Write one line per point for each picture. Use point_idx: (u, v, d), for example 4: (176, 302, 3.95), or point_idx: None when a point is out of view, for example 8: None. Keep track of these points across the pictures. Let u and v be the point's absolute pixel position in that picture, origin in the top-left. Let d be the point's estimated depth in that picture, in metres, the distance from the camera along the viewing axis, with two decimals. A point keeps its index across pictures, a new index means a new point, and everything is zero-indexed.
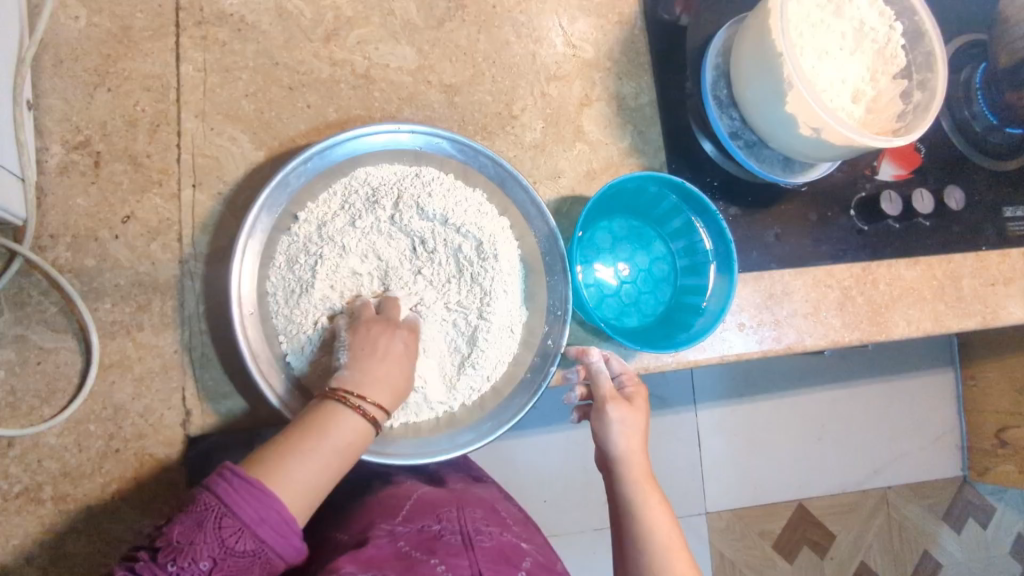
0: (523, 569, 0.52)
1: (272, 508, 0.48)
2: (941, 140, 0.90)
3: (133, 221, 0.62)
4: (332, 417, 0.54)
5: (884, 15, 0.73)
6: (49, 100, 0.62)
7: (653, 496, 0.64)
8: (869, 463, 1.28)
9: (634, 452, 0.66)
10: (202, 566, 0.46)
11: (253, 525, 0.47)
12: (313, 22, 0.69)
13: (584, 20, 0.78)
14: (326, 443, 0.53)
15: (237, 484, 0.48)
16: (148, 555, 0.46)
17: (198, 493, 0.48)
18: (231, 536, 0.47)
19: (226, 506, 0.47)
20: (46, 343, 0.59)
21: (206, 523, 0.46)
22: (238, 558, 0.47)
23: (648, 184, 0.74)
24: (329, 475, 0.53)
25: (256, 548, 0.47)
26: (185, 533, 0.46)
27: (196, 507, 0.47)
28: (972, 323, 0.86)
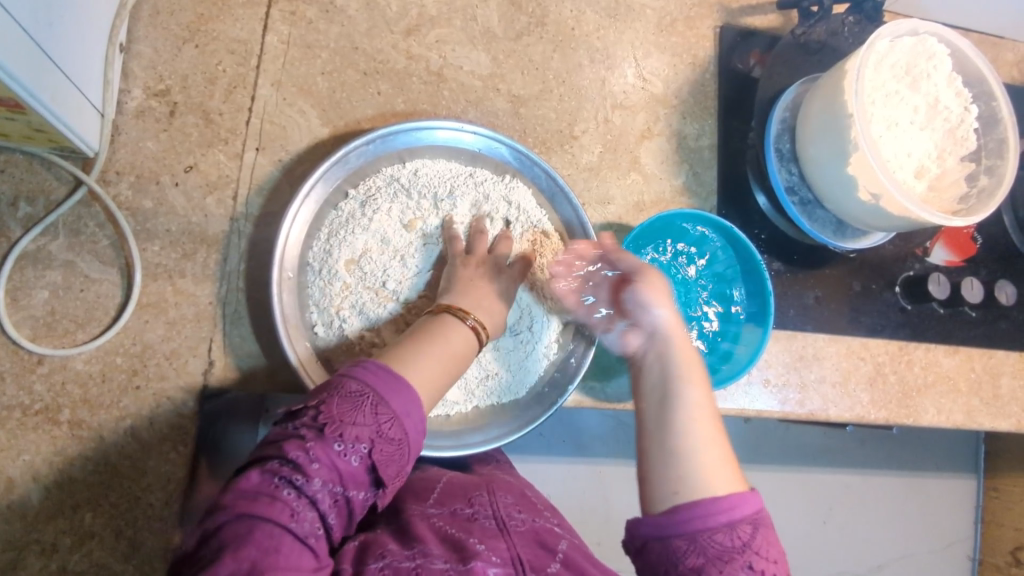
0: (560, 551, 0.54)
1: (415, 403, 0.52)
2: (1001, 235, 0.88)
3: (194, 172, 0.64)
4: (446, 326, 0.59)
5: (961, 97, 0.72)
6: (139, 46, 0.65)
7: (695, 371, 0.59)
8: (875, 554, 1.22)
9: (677, 330, 0.62)
10: (362, 448, 0.49)
11: (401, 416, 0.51)
12: (398, 15, 0.72)
13: (658, 57, 0.80)
14: (446, 345, 0.58)
15: (386, 376, 0.52)
16: (314, 435, 0.49)
17: (347, 381, 0.51)
18: (386, 422, 0.51)
19: (380, 394, 0.51)
20: (92, 273, 0.61)
21: (365, 406, 0.50)
22: (389, 444, 0.50)
23: (693, 225, 0.74)
24: (447, 378, 0.57)
25: (402, 437, 0.51)
26: (345, 414, 0.50)
27: (351, 393, 0.51)
28: (1003, 425, 0.84)
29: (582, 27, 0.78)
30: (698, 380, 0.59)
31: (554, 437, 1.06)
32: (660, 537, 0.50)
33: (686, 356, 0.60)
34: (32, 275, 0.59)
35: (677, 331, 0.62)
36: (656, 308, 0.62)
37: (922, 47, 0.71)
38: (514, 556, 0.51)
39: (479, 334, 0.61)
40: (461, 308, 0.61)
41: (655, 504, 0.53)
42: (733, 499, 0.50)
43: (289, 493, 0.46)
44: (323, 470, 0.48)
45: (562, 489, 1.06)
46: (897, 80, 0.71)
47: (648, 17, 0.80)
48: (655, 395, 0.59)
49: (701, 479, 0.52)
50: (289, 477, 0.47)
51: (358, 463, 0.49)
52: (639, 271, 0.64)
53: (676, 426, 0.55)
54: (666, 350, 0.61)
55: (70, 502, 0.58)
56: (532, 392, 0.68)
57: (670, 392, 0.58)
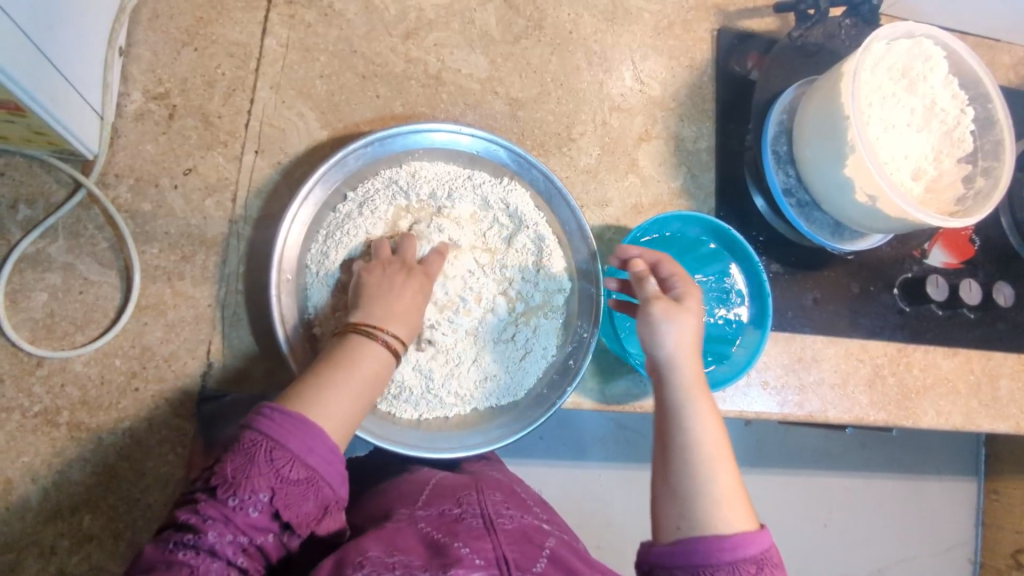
0: (547, 548, 0.54)
1: (318, 437, 0.48)
2: (999, 236, 0.88)
3: (193, 175, 0.64)
4: (355, 349, 0.55)
5: (957, 99, 0.73)
6: (139, 50, 0.65)
7: (701, 398, 0.58)
8: (875, 557, 1.22)
9: (689, 355, 0.59)
10: (260, 498, 0.46)
11: (302, 454, 0.47)
12: (396, 19, 0.72)
13: (655, 60, 0.80)
14: (355, 371, 0.54)
15: (280, 418, 0.48)
16: (206, 495, 0.46)
17: (243, 432, 0.48)
18: (283, 466, 0.47)
19: (274, 439, 0.47)
20: (91, 275, 0.61)
21: (258, 456, 0.47)
22: (293, 487, 0.47)
23: (692, 227, 0.75)
24: (362, 402, 0.54)
25: (309, 474, 0.47)
26: (239, 469, 0.46)
27: (244, 445, 0.47)
28: (1003, 427, 0.84)
29: (580, 30, 0.78)
30: (705, 404, 0.58)
31: (553, 441, 1.06)
32: (663, 567, 0.51)
33: (691, 381, 0.58)
34: (32, 278, 0.60)
35: (688, 356, 0.59)
36: (664, 332, 0.58)
37: (919, 50, 0.72)
38: (499, 557, 0.50)
39: (394, 349, 0.57)
40: (373, 324, 0.57)
41: (659, 534, 0.54)
42: (737, 539, 0.50)
43: (184, 555, 0.44)
44: (220, 526, 0.45)
45: (562, 492, 1.06)
46: (894, 82, 0.71)
47: (646, 21, 0.81)
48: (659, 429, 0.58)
49: (705, 518, 0.52)
50: (181, 540, 0.44)
51: (260, 512, 0.46)
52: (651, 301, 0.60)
53: (683, 463, 0.54)
54: (669, 375, 0.58)
55: (69, 504, 0.58)
56: (531, 394, 0.68)
57: (674, 425, 0.56)
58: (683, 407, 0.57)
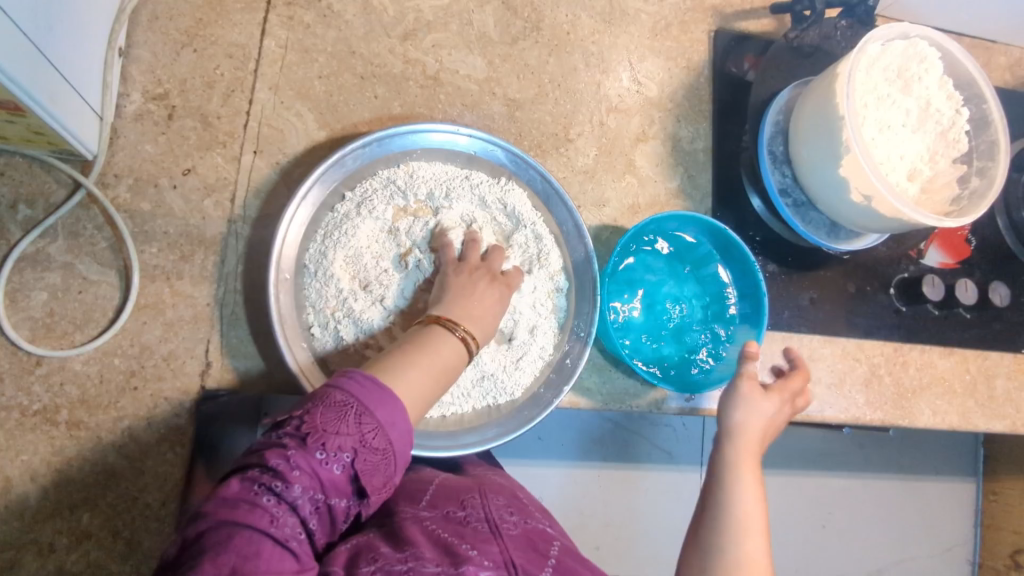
0: (552, 557, 0.55)
1: (401, 413, 0.50)
2: (995, 237, 0.88)
3: (192, 175, 0.65)
4: (439, 339, 0.57)
5: (952, 99, 0.73)
6: (138, 51, 0.65)
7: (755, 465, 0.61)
8: (873, 557, 1.22)
9: (754, 425, 0.63)
10: (344, 457, 0.47)
11: (387, 425, 0.49)
12: (394, 20, 0.73)
13: (652, 61, 0.81)
14: (438, 359, 0.55)
15: (373, 388, 0.50)
16: (296, 443, 0.46)
17: (332, 391, 0.49)
18: (369, 432, 0.48)
19: (364, 404, 0.48)
20: (90, 275, 0.61)
21: (348, 416, 0.48)
22: (373, 454, 0.48)
23: (688, 227, 0.75)
24: (437, 392, 0.55)
25: (387, 447, 0.49)
26: (328, 425, 0.47)
27: (334, 402, 0.48)
28: (999, 426, 0.84)
29: (577, 31, 0.79)
30: (753, 479, 0.60)
31: (551, 441, 1.06)
32: None
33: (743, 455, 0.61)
34: (31, 277, 0.60)
35: (745, 436, 0.62)
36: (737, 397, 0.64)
37: (914, 51, 0.72)
38: (507, 560, 0.51)
39: (470, 346, 0.58)
40: (459, 324, 0.59)
41: None
42: None
43: (269, 500, 0.44)
44: (304, 477, 0.46)
45: (559, 492, 1.06)
46: (889, 83, 0.71)
47: (643, 22, 0.81)
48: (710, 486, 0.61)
49: (730, 569, 0.54)
50: (268, 484, 0.44)
51: (340, 472, 0.47)
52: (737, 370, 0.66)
53: (715, 522, 0.57)
54: (722, 447, 0.63)
55: (68, 502, 0.58)
56: (527, 395, 0.68)
57: (715, 490, 0.60)
58: (730, 475, 0.60)
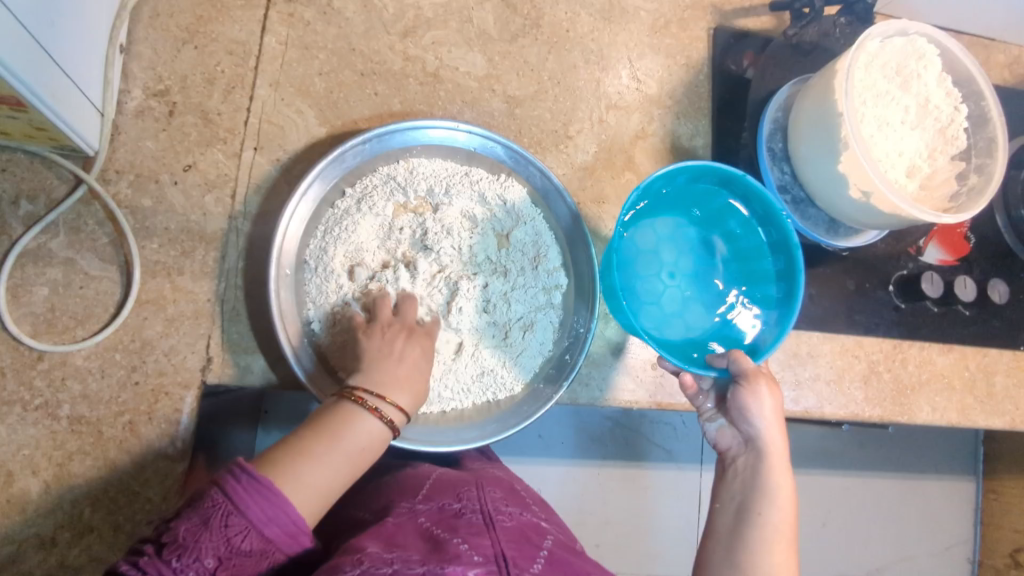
0: (544, 549, 0.55)
1: (281, 508, 0.46)
2: (994, 234, 0.88)
3: (193, 171, 0.65)
4: (346, 419, 0.54)
5: (951, 96, 0.73)
6: (139, 47, 0.66)
7: (781, 483, 0.63)
8: (872, 555, 1.23)
9: (776, 441, 0.64)
10: (206, 564, 0.44)
11: (261, 524, 0.46)
12: (394, 17, 0.73)
13: (652, 58, 0.81)
14: (345, 445, 0.53)
15: (247, 482, 0.46)
16: (153, 550, 0.43)
17: (205, 490, 0.46)
18: (237, 535, 0.45)
19: (235, 504, 0.45)
20: (92, 270, 0.62)
21: (214, 520, 0.44)
22: (243, 557, 0.45)
23: (703, 176, 0.71)
24: (339, 481, 0.52)
25: (262, 547, 0.45)
26: (191, 530, 0.44)
27: (203, 505, 0.45)
28: (997, 423, 0.84)
29: (577, 28, 0.79)
30: (783, 488, 0.62)
31: (551, 439, 1.07)
32: None
33: (772, 460, 0.63)
34: (33, 273, 0.60)
35: (774, 443, 0.64)
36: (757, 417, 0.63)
37: (912, 48, 0.72)
38: (497, 553, 0.51)
39: (393, 423, 0.56)
40: (368, 392, 0.56)
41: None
42: None
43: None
44: None
45: (559, 490, 1.06)
46: (887, 80, 0.71)
47: (642, 20, 0.81)
48: (737, 504, 0.63)
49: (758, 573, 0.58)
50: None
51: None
52: (754, 375, 0.63)
53: (750, 531, 0.60)
54: (754, 455, 0.64)
55: (69, 496, 0.58)
56: (527, 389, 0.69)
57: (752, 498, 0.62)
58: (762, 485, 0.62)
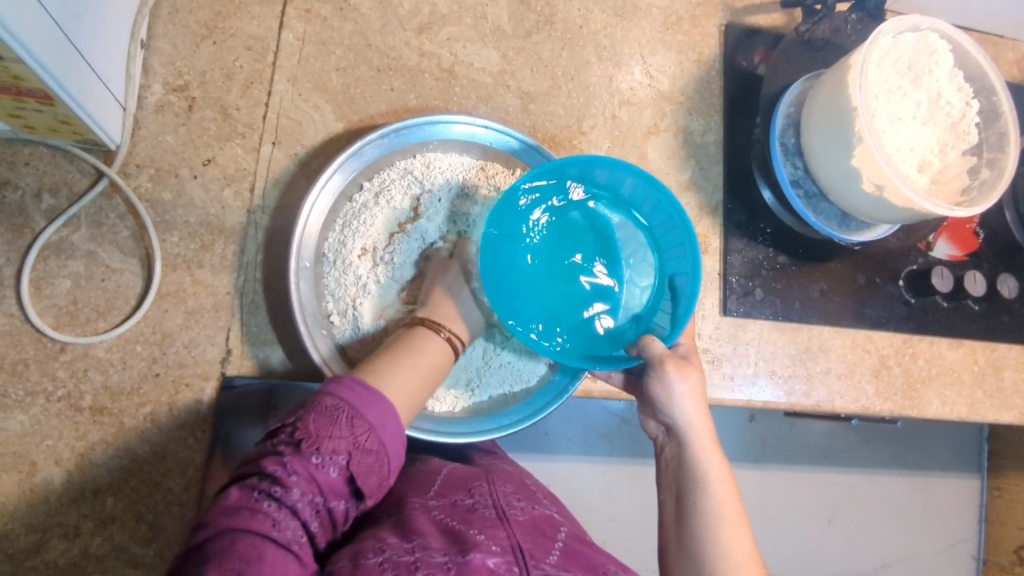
0: (559, 541, 0.56)
1: (392, 415, 0.51)
2: (1003, 230, 0.89)
3: (212, 165, 0.66)
4: (424, 338, 0.60)
5: (962, 91, 0.74)
6: (159, 43, 0.66)
7: (714, 465, 0.61)
8: (879, 552, 1.23)
9: (702, 422, 0.62)
10: (340, 460, 0.48)
11: (378, 428, 0.50)
12: (410, 14, 0.74)
13: (664, 55, 0.81)
14: (423, 356, 0.58)
15: (361, 389, 0.51)
16: (291, 450, 0.48)
17: (323, 397, 0.50)
18: (362, 434, 0.49)
19: (356, 406, 0.50)
20: (113, 263, 0.62)
21: (341, 420, 0.49)
22: (367, 456, 0.49)
23: (567, 167, 0.63)
24: (427, 386, 0.58)
25: (380, 448, 0.50)
26: (321, 429, 0.48)
27: (326, 408, 0.49)
28: (1006, 417, 0.85)
29: (589, 25, 0.79)
30: (721, 467, 0.61)
31: (560, 435, 1.07)
32: None
33: (703, 445, 0.61)
34: (55, 265, 0.61)
35: (699, 425, 0.61)
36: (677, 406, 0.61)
37: (925, 43, 0.73)
38: (514, 544, 0.52)
39: (456, 345, 0.62)
40: (437, 321, 0.62)
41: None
42: None
43: (269, 506, 0.45)
44: (301, 482, 0.47)
45: (568, 485, 1.07)
46: (900, 75, 0.72)
47: (655, 16, 0.82)
48: (677, 495, 0.61)
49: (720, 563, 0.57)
50: (266, 489, 0.46)
51: (337, 474, 0.48)
52: (661, 362, 0.59)
53: (698, 524, 0.59)
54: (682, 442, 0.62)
55: (92, 486, 0.59)
56: (543, 379, 0.69)
57: (691, 489, 0.60)
58: (698, 473, 0.60)
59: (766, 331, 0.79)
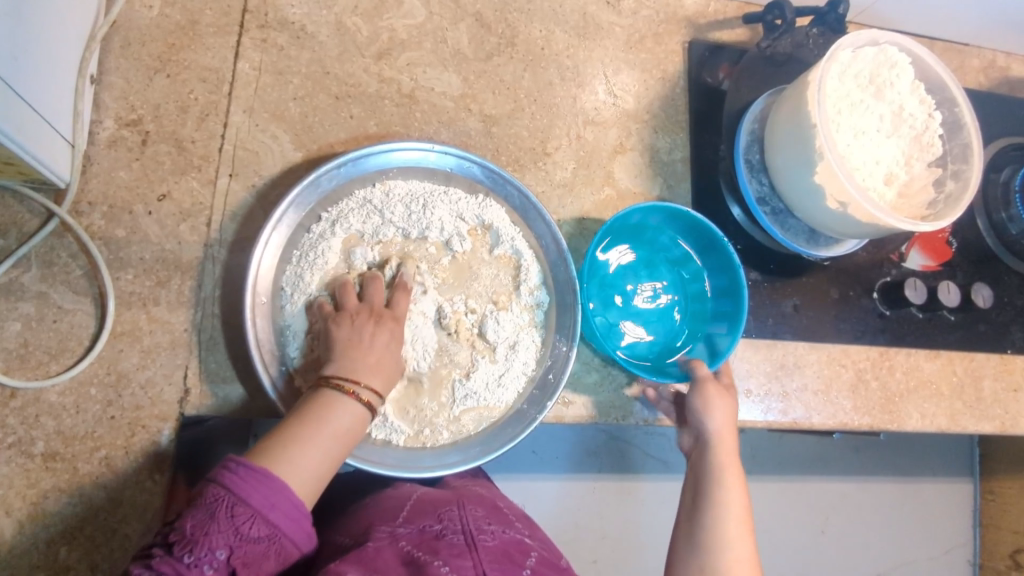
0: (528, 568, 0.54)
1: (281, 493, 0.49)
2: (975, 238, 0.88)
3: (167, 200, 0.64)
4: (330, 404, 0.56)
5: (924, 103, 0.74)
6: (110, 77, 0.65)
7: (730, 478, 0.66)
8: (874, 562, 1.22)
9: (727, 438, 0.67)
10: (218, 556, 0.46)
11: (264, 511, 0.48)
12: (369, 40, 0.73)
13: (628, 73, 0.81)
14: (325, 425, 0.54)
15: (243, 472, 0.48)
16: (162, 551, 0.45)
17: (205, 487, 0.48)
18: (244, 523, 0.47)
19: (237, 495, 0.47)
20: (65, 303, 0.61)
21: (218, 512, 0.46)
22: (253, 544, 0.47)
23: (655, 216, 0.75)
24: (330, 461, 0.54)
25: (269, 532, 0.48)
26: (198, 525, 0.46)
27: (205, 500, 0.47)
28: (988, 427, 0.84)
29: (552, 46, 0.79)
30: (737, 482, 0.66)
31: (544, 455, 1.06)
32: None
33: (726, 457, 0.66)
34: (5, 307, 0.59)
35: (727, 437, 0.67)
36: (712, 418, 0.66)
37: (884, 57, 0.72)
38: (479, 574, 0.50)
39: (367, 402, 0.57)
40: (346, 379, 0.57)
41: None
42: None
43: None
44: None
45: (554, 506, 1.05)
46: (860, 89, 0.72)
47: (617, 35, 0.82)
48: (694, 497, 0.66)
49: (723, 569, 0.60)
50: None
51: (217, 571, 0.46)
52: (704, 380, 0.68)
53: (709, 525, 0.63)
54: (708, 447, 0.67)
55: (45, 535, 0.57)
56: (511, 409, 0.68)
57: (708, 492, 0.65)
58: (716, 478, 0.65)
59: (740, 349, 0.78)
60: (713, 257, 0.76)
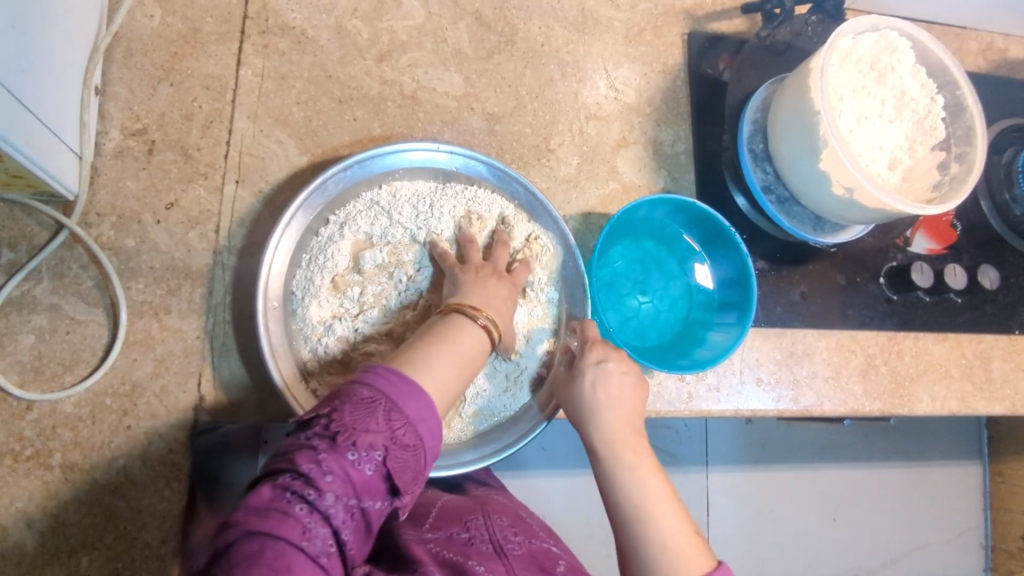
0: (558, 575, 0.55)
1: (429, 408, 0.50)
2: (980, 220, 0.89)
3: (175, 209, 0.65)
4: (460, 328, 0.58)
5: (926, 87, 0.74)
6: (115, 88, 0.65)
7: (631, 454, 0.60)
8: (887, 547, 1.22)
9: (609, 411, 0.61)
10: (376, 456, 0.48)
11: (416, 421, 0.49)
12: (369, 42, 0.73)
13: (628, 67, 0.81)
14: (456, 349, 0.56)
15: (396, 379, 0.50)
16: (327, 445, 0.47)
17: (359, 388, 0.49)
18: (400, 429, 0.49)
19: (396, 400, 0.49)
20: (78, 314, 0.61)
21: (378, 413, 0.48)
22: (403, 451, 0.49)
23: (661, 208, 0.75)
24: (459, 382, 0.55)
25: (417, 443, 0.49)
26: (358, 421, 0.48)
27: (363, 399, 0.49)
28: (999, 408, 0.84)
29: (552, 42, 0.79)
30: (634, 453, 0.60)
31: (556, 450, 1.06)
32: None
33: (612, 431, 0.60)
34: (18, 320, 0.59)
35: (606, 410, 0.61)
36: (580, 391, 0.62)
37: (885, 42, 0.73)
38: None
39: (490, 333, 0.59)
40: (473, 308, 0.59)
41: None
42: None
43: (302, 509, 0.44)
44: (338, 481, 0.46)
45: (567, 501, 1.06)
46: (863, 75, 0.72)
47: (616, 29, 0.82)
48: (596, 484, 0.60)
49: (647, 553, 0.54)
50: (301, 491, 0.45)
51: (373, 472, 0.48)
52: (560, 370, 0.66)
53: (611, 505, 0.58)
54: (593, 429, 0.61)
55: (65, 546, 0.57)
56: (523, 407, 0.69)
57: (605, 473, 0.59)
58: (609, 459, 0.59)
59: (749, 338, 0.78)
60: (722, 246, 0.76)
